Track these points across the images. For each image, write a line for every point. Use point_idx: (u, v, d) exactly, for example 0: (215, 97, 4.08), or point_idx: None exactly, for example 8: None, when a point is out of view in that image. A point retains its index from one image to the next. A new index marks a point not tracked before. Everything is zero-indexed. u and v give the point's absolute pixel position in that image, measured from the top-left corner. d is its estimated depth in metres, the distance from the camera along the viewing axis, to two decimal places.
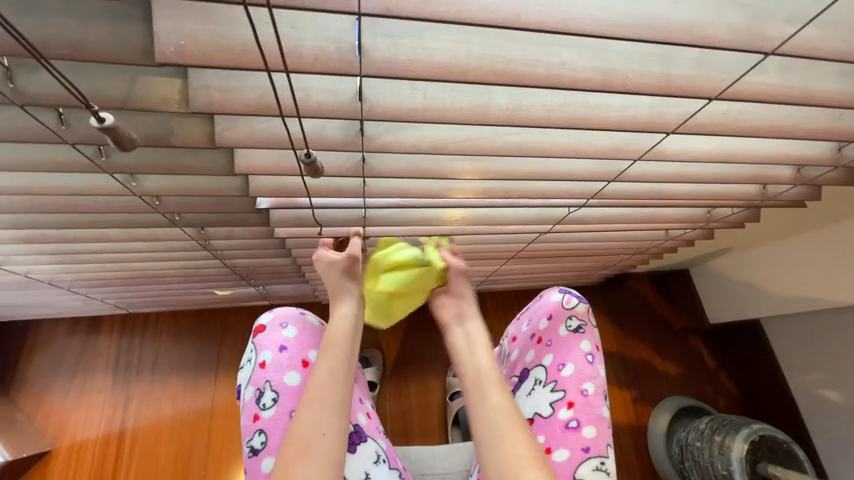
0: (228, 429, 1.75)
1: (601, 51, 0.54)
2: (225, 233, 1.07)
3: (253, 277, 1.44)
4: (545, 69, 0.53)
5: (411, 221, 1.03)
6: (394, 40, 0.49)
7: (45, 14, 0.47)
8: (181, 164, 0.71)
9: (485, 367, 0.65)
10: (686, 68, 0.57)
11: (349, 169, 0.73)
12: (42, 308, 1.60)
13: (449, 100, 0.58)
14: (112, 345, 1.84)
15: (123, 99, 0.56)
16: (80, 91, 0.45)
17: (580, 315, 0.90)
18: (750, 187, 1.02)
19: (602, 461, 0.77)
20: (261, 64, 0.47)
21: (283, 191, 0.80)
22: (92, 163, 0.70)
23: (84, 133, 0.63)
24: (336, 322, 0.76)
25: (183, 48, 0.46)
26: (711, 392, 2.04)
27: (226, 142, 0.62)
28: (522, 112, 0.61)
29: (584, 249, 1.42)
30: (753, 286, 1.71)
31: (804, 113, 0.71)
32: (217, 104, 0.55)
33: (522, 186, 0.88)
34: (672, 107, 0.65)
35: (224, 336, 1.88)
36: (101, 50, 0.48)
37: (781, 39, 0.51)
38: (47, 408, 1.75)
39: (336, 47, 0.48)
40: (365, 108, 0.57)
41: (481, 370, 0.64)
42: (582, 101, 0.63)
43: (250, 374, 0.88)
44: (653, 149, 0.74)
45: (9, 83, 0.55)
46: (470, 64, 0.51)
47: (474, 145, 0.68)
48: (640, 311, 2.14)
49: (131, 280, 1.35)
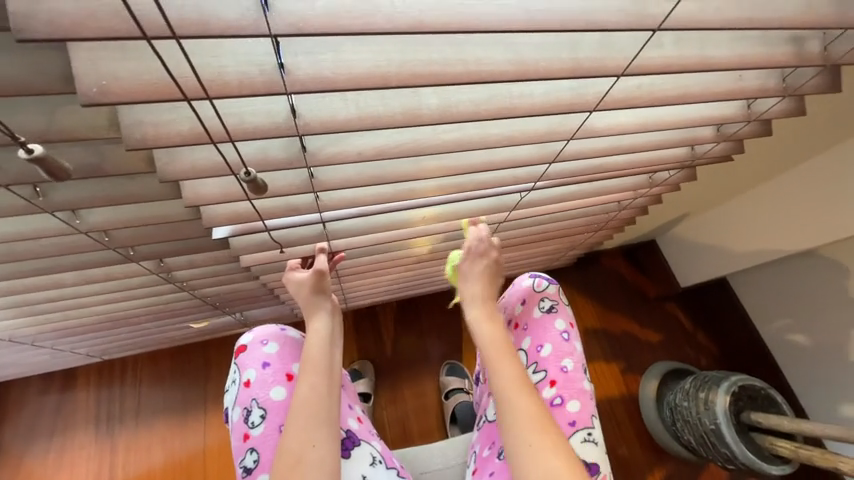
0: (224, 464, 1.71)
1: (511, 44, 0.58)
2: (185, 262, 1.06)
3: (226, 306, 1.43)
4: (462, 67, 0.56)
5: (374, 228, 1.06)
6: (315, 57, 0.52)
7: None
8: (124, 193, 0.71)
9: (495, 342, 0.68)
10: (591, 51, 0.62)
11: (298, 187, 0.75)
12: (10, 368, 1.55)
13: (381, 107, 0.62)
14: (90, 397, 1.78)
15: (60, 129, 0.56)
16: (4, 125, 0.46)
17: (551, 295, 0.95)
18: (680, 149, 1.10)
19: (589, 432, 0.82)
20: (180, 95, 0.49)
21: (238, 216, 0.81)
22: (30, 203, 0.69)
23: (16, 172, 0.62)
24: (312, 338, 0.79)
25: (105, 87, 0.47)
26: (694, 354, 2.13)
27: (171, 175, 0.63)
28: (452, 110, 0.64)
29: (547, 232, 1.48)
30: (714, 248, 1.81)
31: (709, 79, 0.78)
32: (153, 139, 0.56)
33: (473, 179, 0.92)
34: (588, 88, 0.71)
35: (208, 374, 1.84)
36: (18, 88, 0.48)
37: (661, 16, 0.57)
38: (26, 474, 1.67)
39: (260, 70, 0.50)
40: (300, 124, 0.59)
41: (491, 344, 0.67)
42: (507, 92, 0.67)
43: (235, 395, 0.88)
44: (582, 128, 0.80)
45: None
46: (391, 71, 0.54)
47: (416, 146, 0.71)
48: (616, 286, 2.23)
49: (98, 325, 1.32)
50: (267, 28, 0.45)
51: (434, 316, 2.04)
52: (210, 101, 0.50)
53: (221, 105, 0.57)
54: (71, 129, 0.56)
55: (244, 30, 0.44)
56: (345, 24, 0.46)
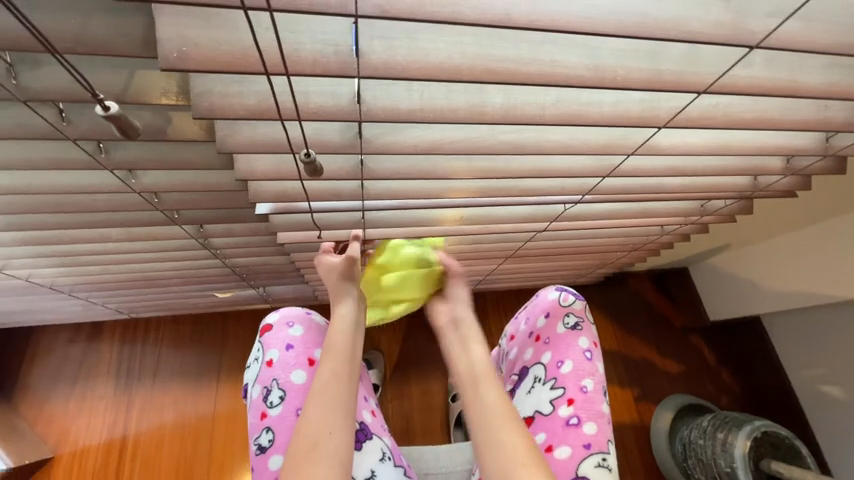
0: (230, 433, 1.75)
1: (591, 48, 0.55)
2: (223, 231, 1.08)
3: (252, 278, 1.46)
4: (538, 67, 0.54)
5: (410, 222, 1.05)
6: (390, 42, 0.50)
7: (47, 13, 0.48)
8: (178, 158, 0.72)
9: (480, 363, 0.67)
10: (675, 64, 0.58)
11: (348, 172, 0.74)
12: (45, 314, 1.62)
13: (445, 101, 0.60)
14: (113, 351, 1.85)
15: (136, 92, 0.57)
16: (86, 80, 0.46)
17: (577, 312, 0.91)
18: (741, 179, 1.04)
19: (604, 458, 0.76)
20: (261, 68, 0.48)
21: (284, 193, 0.81)
22: (92, 159, 0.71)
23: (86, 128, 0.63)
24: (336, 323, 0.77)
25: (185, 53, 0.47)
26: (714, 391, 2.03)
27: (229, 147, 0.63)
28: (516, 111, 0.62)
29: (580, 246, 1.44)
30: (751, 283, 1.73)
31: (791, 104, 0.72)
32: (219, 110, 0.56)
33: (518, 185, 0.90)
34: (661, 103, 0.67)
35: (224, 344, 1.88)
36: (103, 46, 0.49)
37: (763, 34, 0.52)
38: (47, 416, 1.75)
39: (335, 50, 0.49)
40: (364, 110, 0.58)
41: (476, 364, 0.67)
42: (575, 98, 0.64)
43: (257, 373, 0.89)
44: (646, 144, 0.76)
45: (12, 79, 0.55)
46: (464, 64, 0.52)
47: (471, 144, 0.70)
48: (640, 310, 2.15)
49: (130, 283, 1.36)
50: (353, 9, 0.43)
51: None
52: (288, 78, 0.49)
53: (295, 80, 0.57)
54: (143, 90, 0.57)
55: (333, 9, 0.43)
56: (430, 12, 0.44)
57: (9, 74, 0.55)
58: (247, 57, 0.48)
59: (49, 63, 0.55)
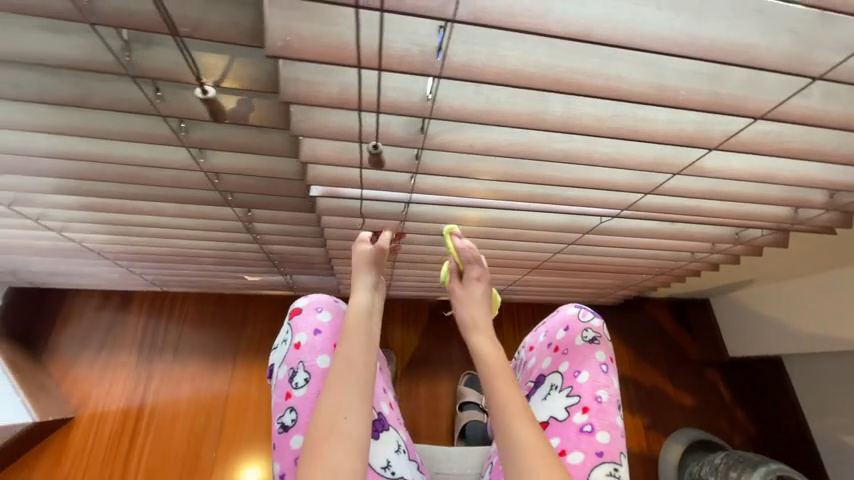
0: (243, 412, 1.78)
1: (657, 67, 0.58)
2: (270, 217, 1.13)
3: (283, 265, 1.51)
4: (605, 81, 0.57)
5: (448, 221, 1.08)
6: (471, 47, 0.54)
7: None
8: (252, 143, 0.78)
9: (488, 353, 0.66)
10: (735, 89, 0.61)
11: (403, 165, 0.79)
12: (83, 279, 1.70)
13: (509, 106, 0.64)
14: (140, 323, 1.90)
15: (233, 75, 0.65)
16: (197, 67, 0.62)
17: (596, 328, 0.89)
18: (781, 210, 1.04)
19: (616, 468, 0.73)
20: (354, 61, 0.53)
21: (338, 179, 0.86)
22: (173, 135, 0.77)
23: (177, 106, 0.71)
24: (352, 313, 0.75)
25: (289, 43, 0.52)
26: (728, 429, 1.97)
27: (303, 131, 0.69)
28: (575, 120, 0.66)
29: (606, 264, 1.45)
30: (777, 322, 1.70)
31: (843, 137, 0.74)
32: (304, 95, 0.61)
33: (560, 194, 0.93)
34: (716, 125, 0.69)
35: (243, 325, 1.93)
36: (216, 31, 0.55)
37: (827, 67, 0.55)
38: (72, 378, 1.79)
39: (420, 50, 0.54)
40: (435, 108, 0.63)
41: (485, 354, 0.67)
42: (631, 114, 0.67)
43: (284, 354, 0.91)
44: (693, 165, 0.78)
45: (127, 56, 0.61)
46: (536, 73, 0.56)
47: (526, 149, 0.74)
48: (657, 338, 2.11)
49: (170, 257, 1.43)
50: (450, 12, 0.47)
51: None
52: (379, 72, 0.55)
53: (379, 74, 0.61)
54: (242, 79, 0.66)
55: (433, 11, 0.47)
56: (519, 21, 0.48)
57: (125, 50, 0.61)
58: (341, 49, 0.53)
59: (161, 44, 0.62)
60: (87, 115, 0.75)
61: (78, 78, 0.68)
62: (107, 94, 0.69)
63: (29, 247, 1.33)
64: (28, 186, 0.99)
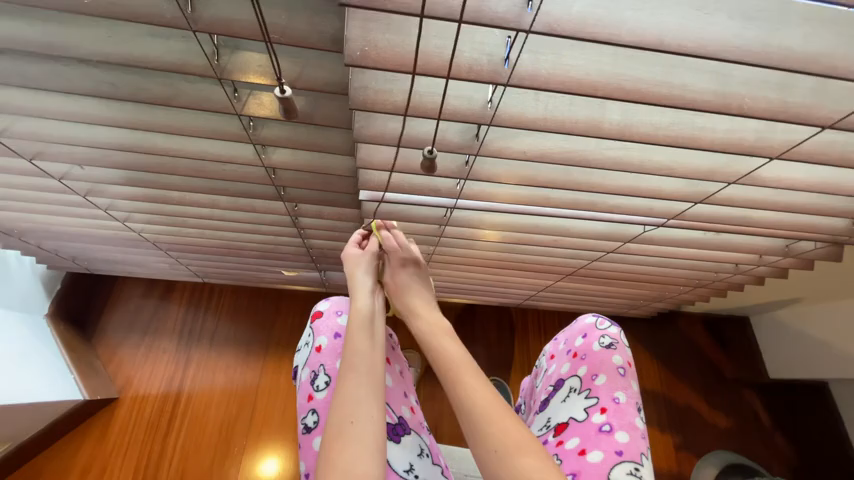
0: (270, 404, 1.83)
1: (721, 75, 0.61)
2: (314, 212, 1.18)
3: (321, 261, 1.56)
4: (667, 90, 0.60)
5: (489, 226, 1.10)
6: (538, 56, 0.59)
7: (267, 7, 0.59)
8: (313, 140, 0.84)
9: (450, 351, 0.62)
10: (803, 95, 0.62)
11: (453, 170, 0.83)
12: (133, 267, 1.81)
13: (567, 113, 0.67)
14: (179, 313, 1.98)
15: (307, 79, 0.68)
16: (278, 66, 0.62)
17: (614, 335, 0.86)
18: (838, 222, 1.01)
19: (637, 468, 0.69)
20: (431, 68, 0.58)
21: (388, 184, 0.92)
22: (243, 132, 0.83)
23: (252, 105, 0.77)
24: (353, 319, 0.71)
25: (366, 52, 0.56)
26: (767, 456, 1.86)
27: (366, 137, 0.73)
28: (631, 129, 0.68)
29: (644, 274, 1.43)
30: (825, 344, 1.61)
31: None
32: (371, 103, 0.65)
33: (607, 201, 0.94)
34: (777, 133, 0.70)
35: (276, 317, 2.00)
36: (306, 37, 0.60)
37: None
38: (117, 361, 1.87)
39: (488, 59, 0.59)
40: (495, 114, 0.67)
41: (448, 353, 0.62)
42: (689, 122, 0.69)
43: (306, 357, 0.87)
44: (751, 174, 0.78)
45: (216, 59, 0.68)
46: (600, 81, 0.60)
47: (578, 157, 0.76)
48: (691, 354, 2.04)
49: (216, 249, 1.51)
50: (527, 25, 0.52)
51: (490, 326, 1.99)
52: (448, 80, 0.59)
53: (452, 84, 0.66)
54: (311, 82, 0.69)
55: (509, 23, 0.52)
56: (592, 32, 0.52)
57: (215, 54, 0.68)
58: (426, 59, 0.58)
59: (248, 49, 0.69)
60: (172, 113, 0.83)
61: (167, 78, 0.75)
62: (190, 94, 0.76)
63: (93, 235, 1.43)
64: (103, 178, 1.08)
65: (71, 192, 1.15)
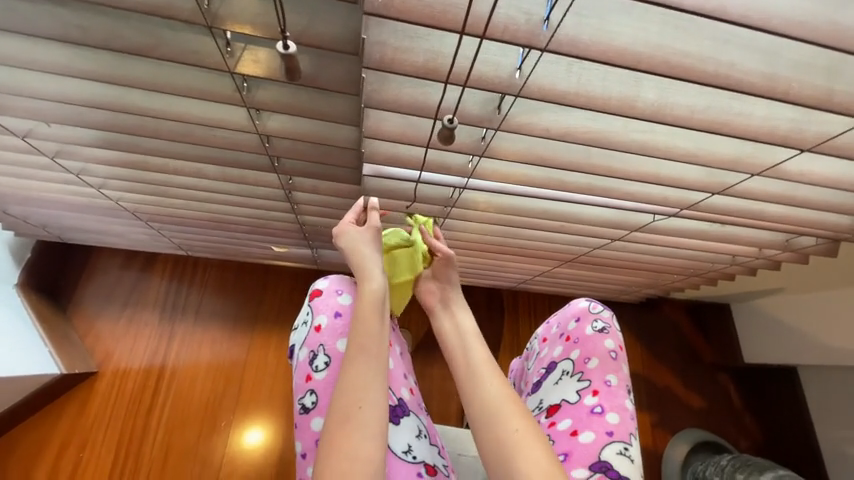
0: (258, 378, 1.79)
1: (770, 55, 0.58)
2: (309, 186, 1.11)
3: (314, 238, 1.50)
4: (715, 67, 0.57)
5: (498, 211, 1.06)
6: (581, 18, 0.54)
7: None
8: (313, 107, 0.76)
9: (476, 352, 0.64)
10: (848, 83, 0.60)
11: (469, 145, 0.77)
12: (112, 238, 1.70)
13: (600, 88, 0.62)
14: (162, 285, 1.89)
15: (312, 34, 0.60)
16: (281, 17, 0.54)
17: (605, 318, 0.84)
18: (843, 219, 1.02)
19: (626, 447, 0.69)
20: (466, 28, 0.53)
21: (395, 155, 0.86)
22: (236, 94, 0.75)
23: (246, 61, 0.68)
24: (366, 299, 0.65)
25: (389, 2, 0.51)
26: (735, 434, 1.96)
27: (376, 102, 0.68)
28: (666, 109, 0.64)
29: (642, 262, 1.43)
30: (796, 333, 1.67)
31: None
32: (389, 61, 0.59)
33: (621, 187, 0.91)
34: (812, 124, 0.67)
35: (264, 290, 1.94)
36: None
37: None
38: (96, 334, 1.79)
39: (527, 19, 0.53)
40: (524, 87, 0.62)
41: (473, 353, 0.64)
42: (726, 106, 0.65)
43: (304, 336, 0.82)
44: (776, 166, 0.76)
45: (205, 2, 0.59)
46: (644, 53, 0.55)
47: (602, 137, 0.72)
48: (673, 339, 2.09)
49: (202, 221, 1.42)
50: None
51: (481, 308, 1.98)
52: (481, 40, 0.54)
53: (484, 48, 0.60)
54: (321, 38, 0.61)
55: None
56: None
57: None
58: (458, 12, 0.52)
59: None
60: (159, 70, 0.74)
61: (147, 26, 0.65)
62: (177, 49, 0.67)
63: (65, 202, 1.32)
64: (76, 139, 0.97)
65: (40, 154, 1.04)
